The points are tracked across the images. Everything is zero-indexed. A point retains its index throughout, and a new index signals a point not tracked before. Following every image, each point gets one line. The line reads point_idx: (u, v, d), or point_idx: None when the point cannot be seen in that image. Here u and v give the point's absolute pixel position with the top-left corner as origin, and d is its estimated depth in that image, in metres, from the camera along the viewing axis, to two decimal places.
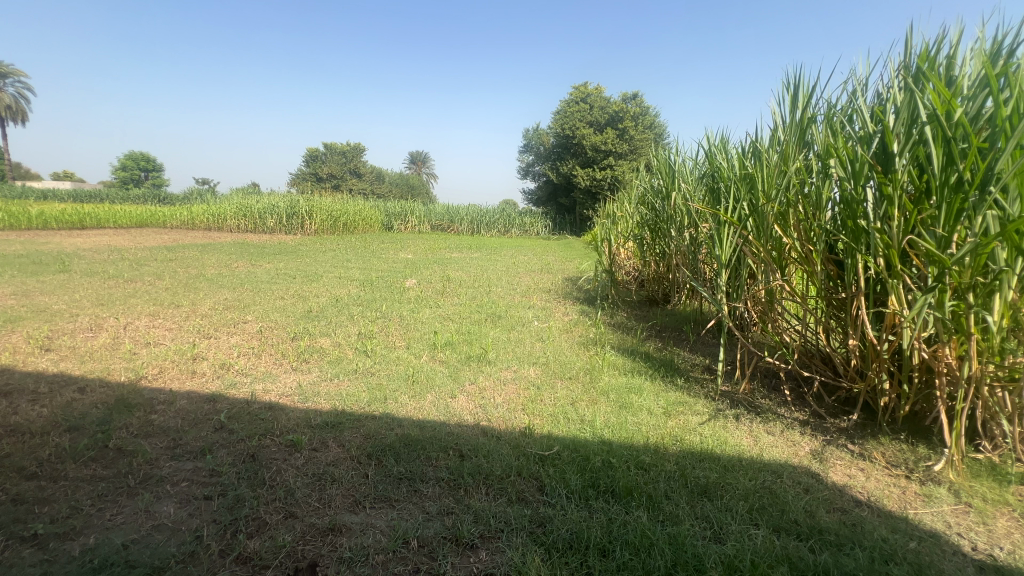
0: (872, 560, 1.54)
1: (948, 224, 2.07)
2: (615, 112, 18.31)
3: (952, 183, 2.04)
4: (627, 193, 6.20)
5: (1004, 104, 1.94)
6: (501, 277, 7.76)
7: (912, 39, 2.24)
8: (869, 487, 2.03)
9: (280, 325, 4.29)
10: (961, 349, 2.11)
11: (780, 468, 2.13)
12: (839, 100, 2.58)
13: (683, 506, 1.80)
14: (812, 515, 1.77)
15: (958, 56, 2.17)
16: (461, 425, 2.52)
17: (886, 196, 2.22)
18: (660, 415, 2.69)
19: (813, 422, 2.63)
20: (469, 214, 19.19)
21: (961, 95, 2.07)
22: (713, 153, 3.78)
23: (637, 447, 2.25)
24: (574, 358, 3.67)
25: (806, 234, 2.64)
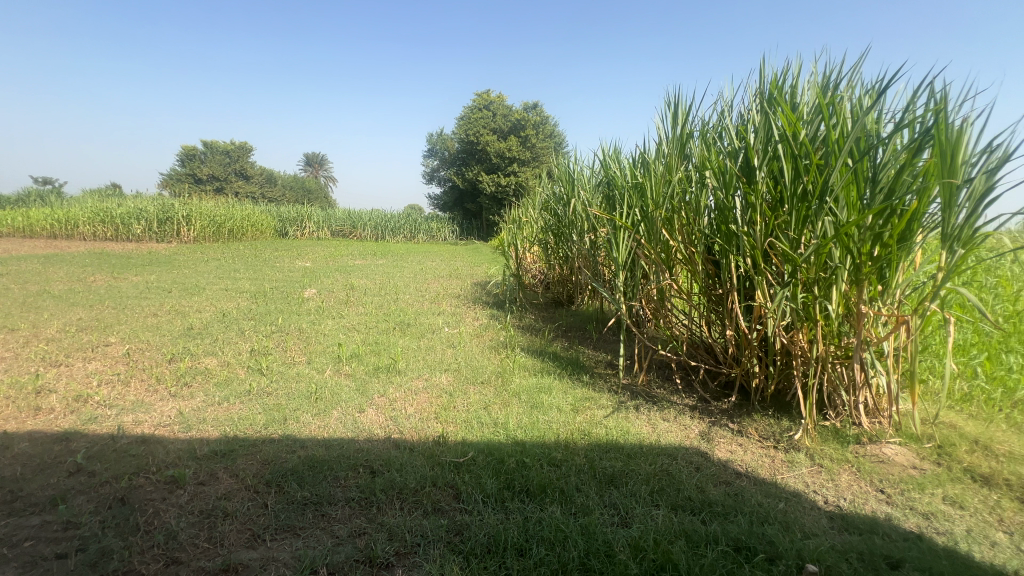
0: (750, 523, 1.76)
1: (797, 229, 2.44)
2: (517, 120, 18.82)
3: (799, 194, 2.41)
4: (531, 199, 6.41)
5: (833, 128, 2.33)
6: (409, 284, 7.57)
7: (764, 69, 2.61)
8: (746, 460, 2.30)
9: (153, 346, 3.77)
10: (810, 334, 2.49)
11: (674, 451, 2.34)
12: (711, 119, 2.91)
13: (592, 496, 1.90)
14: (702, 490, 1.97)
15: (799, 86, 2.57)
16: (371, 440, 2.41)
17: (750, 204, 2.56)
18: (569, 412, 2.81)
19: (700, 406, 2.93)
20: (373, 219, 18.49)
21: (803, 119, 2.46)
22: (609, 163, 4.05)
23: (549, 445, 2.33)
24: (485, 363, 3.70)
25: (689, 237, 2.94)
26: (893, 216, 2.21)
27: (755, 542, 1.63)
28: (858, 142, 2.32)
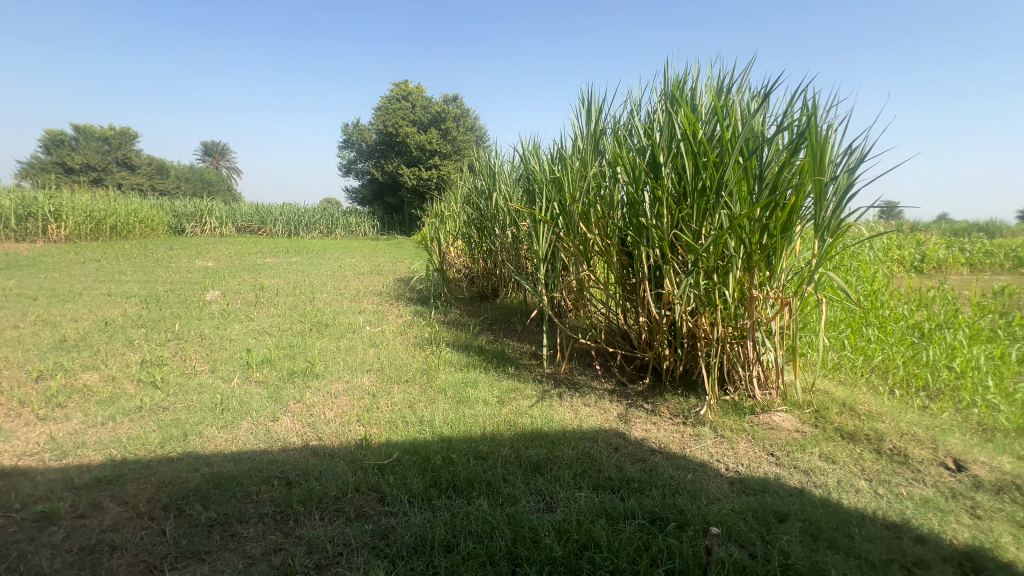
0: (663, 495, 1.89)
1: (698, 221, 2.65)
2: (437, 112, 18.49)
3: (699, 189, 2.61)
4: (453, 193, 6.34)
5: (726, 128, 2.55)
6: (326, 282, 7.18)
7: (667, 72, 2.79)
8: (659, 437, 2.48)
9: (13, 363, 3.24)
10: (711, 317, 2.73)
11: (595, 434, 2.45)
12: (621, 117, 3.06)
13: (519, 485, 1.94)
14: (620, 469, 2.09)
15: (697, 89, 2.78)
16: (287, 449, 2.26)
17: (658, 198, 2.73)
18: (495, 404, 2.84)
19: (618, 390, 3.10)
20: (285, 214, 17.27)
21: (701, 120, 2.66)
22: (528, 157, 4.11)
23: (475, 438, 2.34)
24: (410, 360, 3.62)
25: (604, 230, 3.07)
26: (776, 209, 2.47)
27: (667, 512, 1.76)
28: (748, 142, 2.56)
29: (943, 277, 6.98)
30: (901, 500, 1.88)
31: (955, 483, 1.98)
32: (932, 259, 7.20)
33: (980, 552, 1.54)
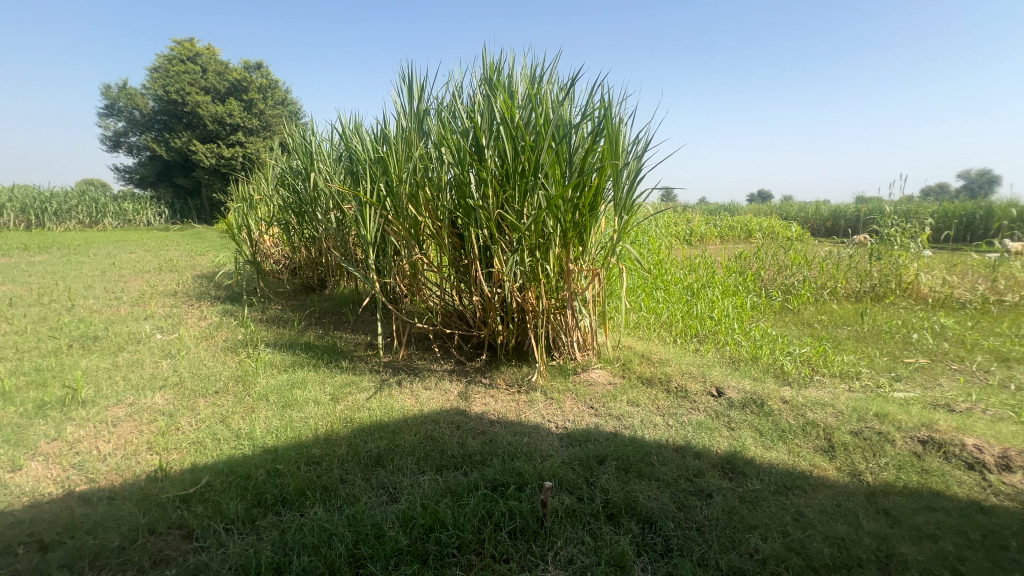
0: (503, 462, 2.00)
1: (520, 201, 2.80)
2: (236, 80, 15.92)
3: (519, 171, 2.75)
4: (262, 174, 5.56)
5: (540, 115, 2.73)
6: (92, 285, 5.67)
7: (485, 56, 2.85)
8: (498, 408, 2.61)
9: None
10: (536, 291, 2.94)
11: (437, 416, 2.46)
12: (444, 98, 3.03)
13: (359, 483, 1.84)
14: (463, 446, 2.14)
15: (513, 76, 2.91)
16: (40, 503, 1.74)
17: (483, 179, 2.80)
18: (328, 402, 2.62)
19: (457, 369, 3.16)
20: (17, 199, 13.04)
21: (518, 105, 2.79)
22: (348, 136, 3.81)
23: (307, 443, 2.13)
24: (219, 368, 3.10)
25: (434, 212, 3.05)
26: (584, 190, 2.76)
27: (507, 477, 1.87)
28: (558, 128, 2.79)
29: (705, 247, 8.82)
30: (684, 426, 2.33)
31: (717, 405, 2.54)
32: (698, 233, 9.01)
33: (735, 455, 2.00)
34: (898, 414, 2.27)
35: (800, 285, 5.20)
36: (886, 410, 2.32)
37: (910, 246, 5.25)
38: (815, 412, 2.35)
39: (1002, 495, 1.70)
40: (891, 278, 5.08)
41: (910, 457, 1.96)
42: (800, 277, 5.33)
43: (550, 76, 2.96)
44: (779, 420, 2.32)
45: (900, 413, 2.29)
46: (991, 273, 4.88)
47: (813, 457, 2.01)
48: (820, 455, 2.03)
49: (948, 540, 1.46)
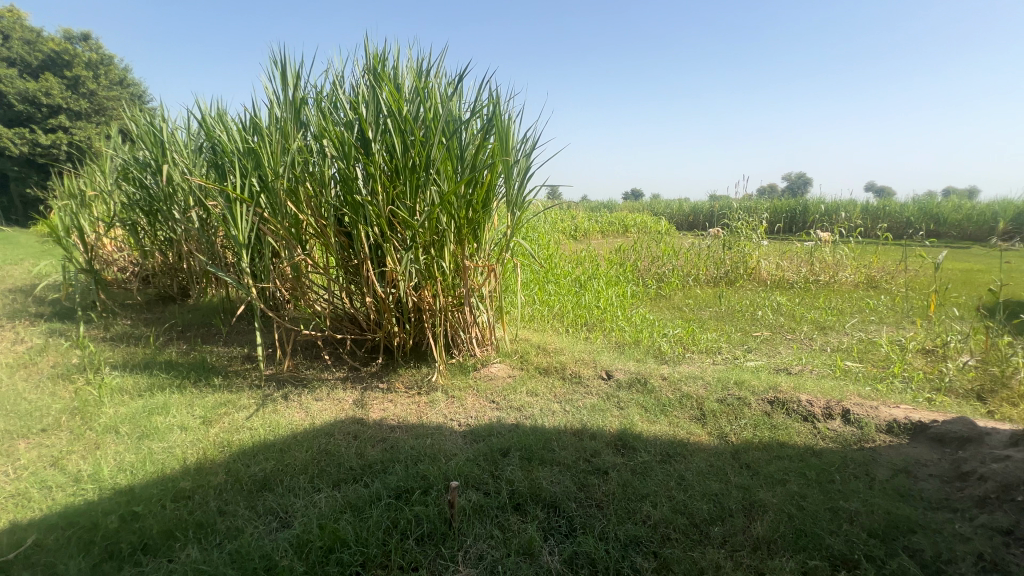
0: (406, 467, 1.93)
1: (412, 198, 2.72)
2: (53, 52, 13.19)
3: (409, 166, 2.66)
4: (96, 165, 4.69)
5: (429, 109, 2.67)
6: None
7: (367, 45, 2.70)
8: (397, 413, 2.51)
9: None
10: (433, 289, 2.88)
11: (331, 428, 2.29)
12: (323, 87, 2.81)
13: (242, 513, 1.64)
14: (361, 456, 2.02)
15: (399, 68, 2.80)
16: None
17: (371, 174, 2.65)
18: (198, 427, 2.30)
19: (352, 376, 2.98)
20: None
21: (405, 99, 2.70)
22: (209, 124, 3.36)
23: (173, 476, 1.84)
24: (46, 400, 2.55)
25: (318, 210, 2.83)
26: (476, 187, 2.77)
27: (411, 483, 1.81)
28: (448, 124, 2.75)
29: (589, 242, 9.44)
30: (580, 410, 2.47)
31: (608, 388, 2.73)
32: (582, 228, 9.61)
33: (625, 432, 2.17)
34: (752, 380, 2.64)
35: (670, 273, 5.82)
36: (743, 378, 2.69)
37: (752, 236, 6.16)
38: (689, 385, 2.64)
39: (828, 438, 2.08)
40: (740, 265, 5.90)
41: (762, 416, 2.29)
42: (670, 267, 5.96)
43: (437, 70, 2.90)
44: (660, 395, 2.57)
45: (753, 379, 2.67)
46: (810, 258, 5.92)
47: (689, 426, 2.26)
48: (694, 423, 2.28)
49: (793, 482, 1.74)
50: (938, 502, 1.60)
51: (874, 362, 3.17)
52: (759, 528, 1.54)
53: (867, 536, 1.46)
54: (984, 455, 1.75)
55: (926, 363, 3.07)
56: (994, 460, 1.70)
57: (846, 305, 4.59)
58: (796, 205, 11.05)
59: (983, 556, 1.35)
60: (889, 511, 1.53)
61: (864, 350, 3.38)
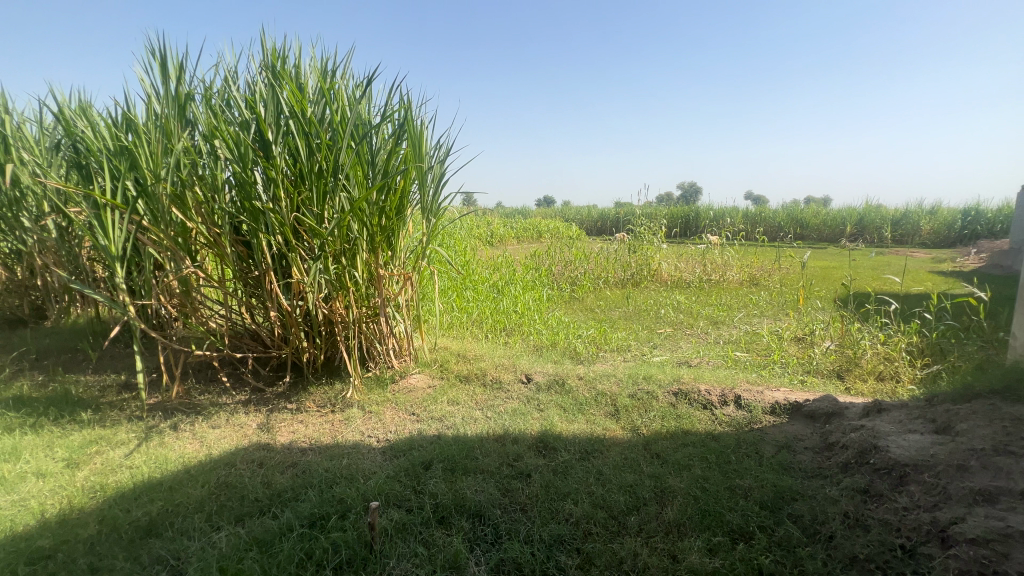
0: (321, 492, 1.81)
1: (320, 204, 2.57)
2: None
3: (315, 171, 2.51)
4: None
5: (336, 112, 2.55)
6: None
7: (264, 40, 2.52)
8: (309, 434, 2.35)
9: None
10: (345, 300, 2.74)
11: (232, 457, 2.08)
12: (213, 83, 2.56)
13: (123, 567, 1.43)
14: (269, 485, 1.86)
15: (301, 67, 2.64)
16: None
17: (271, 179, 2.46)
18: (62, 471, 1.97)
19: (255, 398, 2.73)
20: None
21: (309, 100, 2.55)
22: (68, 118, 2.91)
23: (28, 533, 1.55)
24: None
25: (210, 217, 2.56)
26: (389, 193, 2.69)
27: (326, 508, 1.69)
28: (357, 128, 2.65)
29: (505, 248, 9.61)
30: (501, 415, 2.49)
31: (528, 391, 2.78)
32: (498, 234, 9.76)
33: (546, 434, 2.22)
34: (658, 374, 2.84)
35: (582, 277, 6.09)
36: (650, 373, 2.88)
37: (654, 241, 6.65)
38: (603, 382, 2.78)
39: (724, 423, 2.29)
40: (644, 267, 6.34)
41: (669, 407, 2.48)
42: (582, 270, 6.25)
43: (343, 71, 2.79)
44: (577, 395, 2.67)
45: (660, 373, 2.87)
46: (702, 259, 6.54)
47: (605, 422, 2.37)
48: (609, 419, 2.41)
49: (697, 466, 1.90)
50: (813, 471, 1.83)
51: (758, 351, 3.57)
52: (670, 512, 1.66)
53: (759, 509, 1.64)
54: (845, 426, 2.05)
55: (799, 349, 3.52)
56: (853, 430, 1.99)
57: (734, 301, 5.12)
58: (689, 211, 12.14)
59: (847, 514, 1.57)
60: (775, 484, 1.73)
61: (750, 340, 3.80)
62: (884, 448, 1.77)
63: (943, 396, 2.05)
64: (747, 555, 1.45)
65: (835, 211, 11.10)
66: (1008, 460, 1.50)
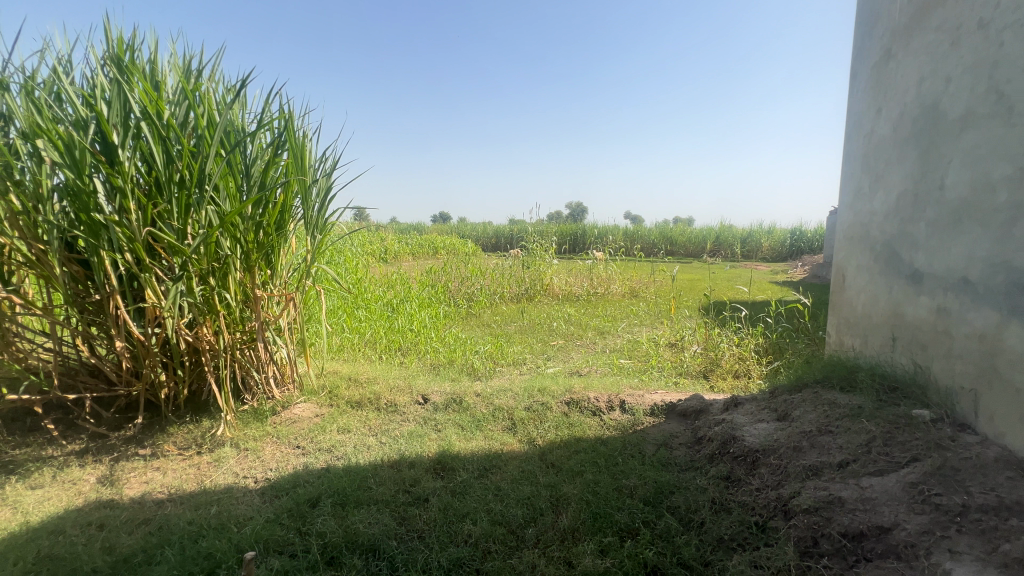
0: (183, 549, 1.57)
1: (181, 218, 2.26)
2: None
3: (175, 180, 2.21)
4: None
5: (201, 116, 2.29)
6: None
7: (109, 28, 2.18)
8: (168, 482, 2.04)
9: None
10: (215, 325, 2.43)
11: (61, 521, 1.72)
12: (37, 72, 2.15)
13: None
14: (113, 550, 1.57)
15: (158, 63, 2.34)
16: None
17: (117, 188, 2.11)
18: None
19: (95, 446, 2.29)
20: None
21: (168, 100, 2.25)
22: None
23: None
24: None
25: (31, 231, 2.11)
26: (267, 207, 2.48)
27: (190, 568, 1.47)
28: (228, 135, 2.41)
29: (400, 264, 9.38)
30: (397, 439, 2.39)
31: (424, 411, 2.71)
32: (392, 250, 9.50)
33: (444, 454, 2.18)
34: (552, 385, 2.95)
35: (479, 292, 6.15)
36: (544, 384, 2.99)
37: (545, 257, 6.96)
38: (500, 397, 2.81)
39: (611, 427, 2.45)
40: (537, 282, 6.59)
41: (562, 416, 2.59)
42: (478, 286, 6.30)
43: (210, 72, 2.52)
44: (475, 411, 2.67)
45: (553, 385, 2.99)
46: (589, 274, 7.00)
47: (502, 436, 2.40)
48: (506, 434, 2.44)
49: (588, 471, 2.00)
50: (686, 464, 2.03)
51: (639, 358, 3.89)
52: (565, 520, 1.72)
53: (643, 505, 1.77)
54: (711, 421, 2.31)
55: (672, 354, 3.91)
56: (716, 424, 2.26)
57: (617, 312, 5.55)
58: (577, 229, 12.95)
59: (714, 500, 1.76)
60: (655, 480, 1.89)
61: (632, 348, 4.13)
62: (740, 438, 2.03)
63: (782, 388, 2.42)
64: (634, 551, 1.55)
65: (697, 230, 12.66)
66: (828, 439, 1.81)
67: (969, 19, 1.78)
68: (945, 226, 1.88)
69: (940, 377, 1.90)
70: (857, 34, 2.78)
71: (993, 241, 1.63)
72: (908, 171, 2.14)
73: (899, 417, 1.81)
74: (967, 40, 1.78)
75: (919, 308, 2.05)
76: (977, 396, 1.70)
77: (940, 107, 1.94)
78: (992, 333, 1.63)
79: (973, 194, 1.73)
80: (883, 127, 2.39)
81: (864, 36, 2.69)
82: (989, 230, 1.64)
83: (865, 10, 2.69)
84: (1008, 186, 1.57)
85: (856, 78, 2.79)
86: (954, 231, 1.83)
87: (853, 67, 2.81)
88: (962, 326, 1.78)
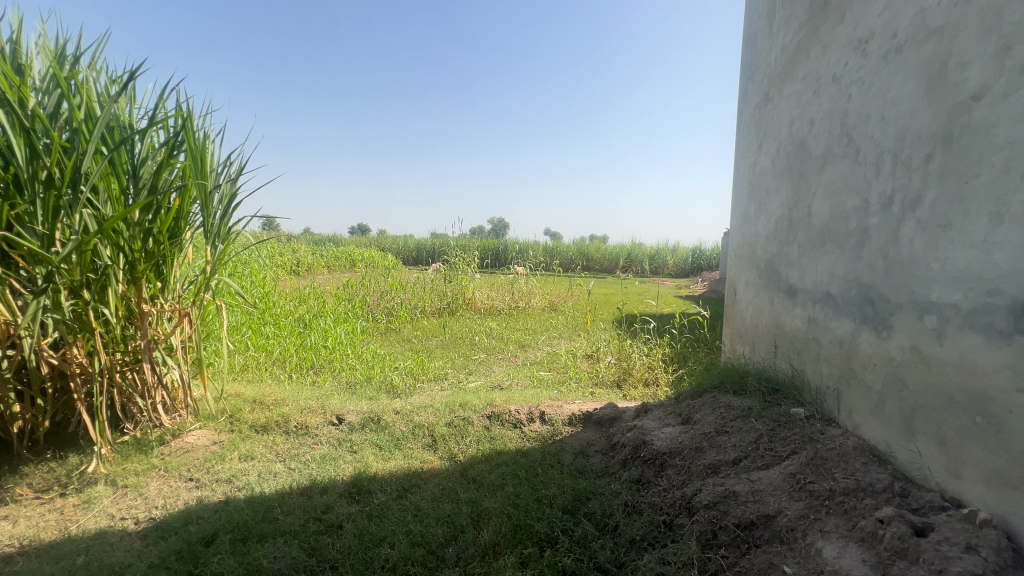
0: None
1: (48, 222, 1.95)
2: None
3: (41, 177, 1.91)
4: None
5: (78, 108, 2.01)
6: None
7: None
8: (20, 532, 1.73)
9: None
10: (88, 346, 2.13)
11: None
12: None
13: None
14: None
15: (23, 44, 2.05)
16: None
17: None
18: None
19: None
20: None
21: (34, 86, 1.96)
22: None
23: None
24: None
25: None
26: (159, 212, 2.23)
27: None
28: (110, 130, 2.14)
29: (313, 277, 8.87)
30: (307, 464, 2.24)
31: (339, 432, 2.57)
32: (305, 262, 8.99)
33: (360, 476, 2.08)
34: (473, 399, 2.95)
35: (399, 306, 6.00)
36: (466, 399, 2.97)
37: (468, 271, 6.98)
38: (420, 414, 2.74)
39: (531, 439, 2.49)
40: (459, 295, 6.57)
41: (483, 430, 2.58)
42: (398, 300, 6.14)
43: (90, 60, 2.24)
44: (393, 430, 2.58)
45: (475, 399, 2.98)
46: (511, 288, 7.13)
47: (422, 454, 2.34)
48: (426, 451, 2.38)
49: (509, 484, 2.01)
50: (601, 471, 2.12)
51: (558, 369, 4.01)
52: (486, 535, 1.71)
53: (562, 513, 1.82)
54: (624, 427, 2.44)
55: (589, 365, 4.08)
56: (628, 430, 2.39)
57: (538, 325, 5.68)
58: (499, 244, 13.16)
59: (627, 503, 1.86)
60: (573, 488, 1.95)
61: (551, 360, 4.25)
62: (649, 442, 2.16)
63: (686, 394, 2.63)
64: (553, 559, 1.58)
65: (611, 248, 13.42)
66: (724, 439, 1.99)
67: (826, 73, 2.09)
68: (814, 247, 2.17)
69: (811, 378, 2.18)
70: (743, 78, 3.16)
71: (848, 260, 1.91)
72: (785, 199, 2.45)
73: (781, 416, 2.04)
74: (826, 90, 2.09)
75: (795, 318, 2.33)
76: (839, 393, 1.97)
77: (807, 145, 2.25)
78: (849, 339, 1.90)
79: (832, 220, 2.03)
80: (765, 160, 2.72)
81: (748, 80, 3.06)
82: (845, 251, 1.93)
83: (748, 57, 3.06)
84: (857, 214, 1.86)
85: (742, 117, 3.16)
86: (820, 252, 2.12)
87: (740, 107, 3.19)
88: (827, 333, 2.06)
